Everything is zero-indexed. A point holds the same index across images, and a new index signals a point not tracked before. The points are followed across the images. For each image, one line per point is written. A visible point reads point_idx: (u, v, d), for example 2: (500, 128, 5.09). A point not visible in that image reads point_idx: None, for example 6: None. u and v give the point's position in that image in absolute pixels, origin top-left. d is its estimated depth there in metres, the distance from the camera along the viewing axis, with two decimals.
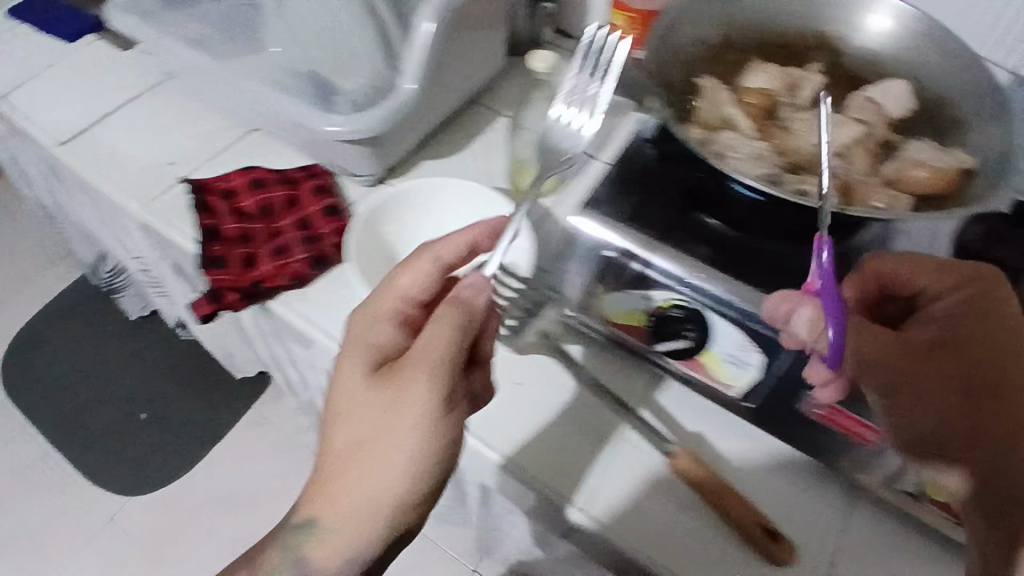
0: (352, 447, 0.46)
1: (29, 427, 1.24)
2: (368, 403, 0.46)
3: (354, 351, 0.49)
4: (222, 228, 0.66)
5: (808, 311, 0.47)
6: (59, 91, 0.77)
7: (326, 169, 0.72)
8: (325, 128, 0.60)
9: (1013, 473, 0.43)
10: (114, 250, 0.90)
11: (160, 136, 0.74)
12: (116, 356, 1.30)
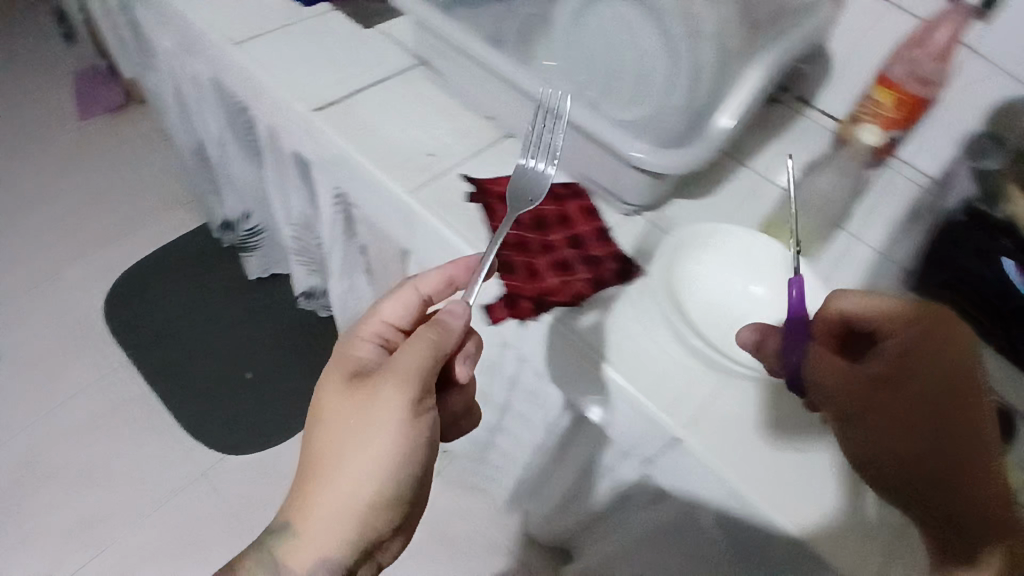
0: (319, 442, 0.60)
1: (174, 375, 1.41)
2: (333, 402, 0.60)
3: (337, 363, 0.63)
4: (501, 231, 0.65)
5: (773, 341, 0.59)
6: (320, 61, 0.84)
7: (583, 190, 0.73)
8: (630, 154, 0.61)
9: (943, 491, 0.50)
10: (319, 207, 1.04)
11: (414, 124, 0.78)
12: (245, 318, 1.48)
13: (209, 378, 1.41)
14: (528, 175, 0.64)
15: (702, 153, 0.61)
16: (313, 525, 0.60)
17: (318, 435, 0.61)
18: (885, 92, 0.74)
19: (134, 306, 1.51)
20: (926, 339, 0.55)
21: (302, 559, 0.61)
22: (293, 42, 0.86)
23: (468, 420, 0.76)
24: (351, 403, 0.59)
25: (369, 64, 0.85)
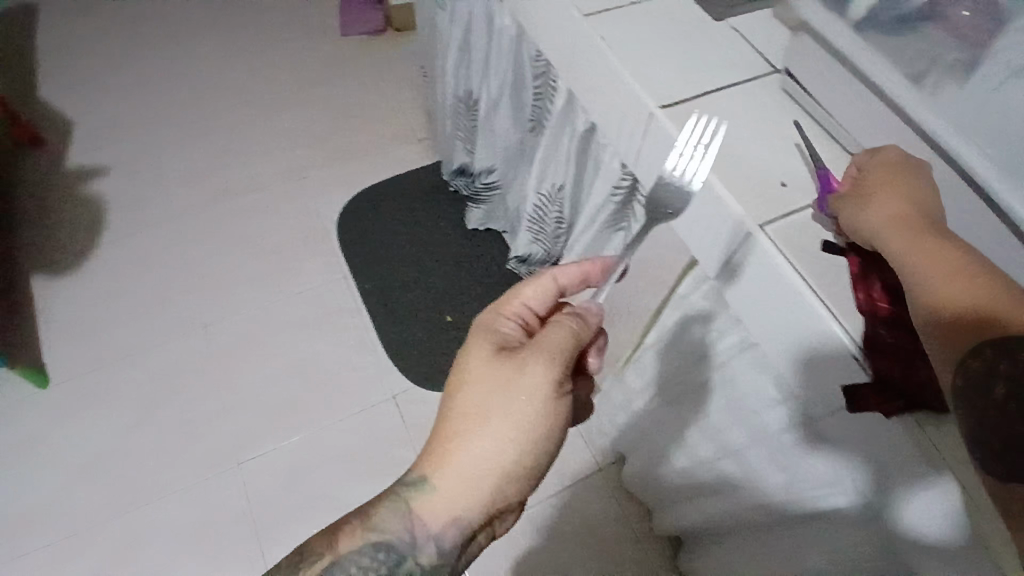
0: (470, 407, 0.61)
1: (384, 297, 1.51)
2: (491, 373, 0.62)
3: (483, 336, 0.65)
4: (879, 306, 0.58)
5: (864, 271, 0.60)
6: (670, 52, 0.80)
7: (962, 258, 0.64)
8: None
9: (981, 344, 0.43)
10: (590, 193, 1.02)
11: (766, 144, 0.72)
12: (456, 264, 1.54)
13: (416, 311, 1.48)
14: (669, 187, 0.67)
15: None
16: (452, 484, 0.62)
17: (460, 396, 0.62)
18: None
19: (363, 223, 1.63)
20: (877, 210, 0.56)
21: (437, 511, 0.62)
22: (643, 26, 0.83)
23: (584, 413, 0.79)
24: (495, 373, 0.61)
25: (716, 66, 0.80)
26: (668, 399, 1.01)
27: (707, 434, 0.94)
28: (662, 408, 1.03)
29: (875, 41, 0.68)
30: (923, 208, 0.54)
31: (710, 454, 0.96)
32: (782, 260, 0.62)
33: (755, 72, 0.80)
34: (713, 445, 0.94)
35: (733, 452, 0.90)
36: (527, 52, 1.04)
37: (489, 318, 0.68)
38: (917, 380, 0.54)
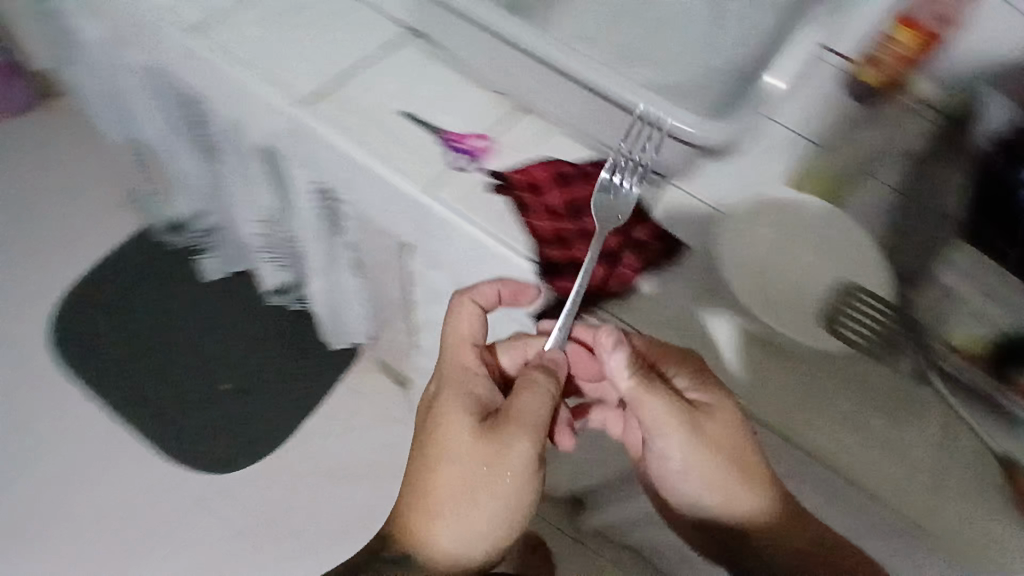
0: (456, 490, 0.62)
1: (150, 396, 1.32)
2: (475, 453, 0.61)
3: (453, 405, 0.63)
4: (542, 230, 0.61)
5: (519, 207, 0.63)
6: (289, 43, 0.73)
7: (610, 163, 0.68)
8: (675, 125, 0.57)
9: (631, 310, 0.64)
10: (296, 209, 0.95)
11: (416, 107, 0.70)
12: (215, 325, 1.37)
13: (196, 392, 1.33)
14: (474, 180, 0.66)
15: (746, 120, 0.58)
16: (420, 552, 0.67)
17: (433, 478, 0.63)
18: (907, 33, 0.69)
19: (85, 326, 1.37)
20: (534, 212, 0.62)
21: None
22: (251, 22, 0.74)
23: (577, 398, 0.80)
24: (479, 451, 0.61)
25: (345, 39, 0.74)
26: None
27: (501, 386, 0.97)
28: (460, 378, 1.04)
29: None
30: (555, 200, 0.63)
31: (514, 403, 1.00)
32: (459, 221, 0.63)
33: (388, 32, 0.75)
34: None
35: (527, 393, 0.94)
36: (159, 84, 0.90)
37: (455, 378, 0.66)
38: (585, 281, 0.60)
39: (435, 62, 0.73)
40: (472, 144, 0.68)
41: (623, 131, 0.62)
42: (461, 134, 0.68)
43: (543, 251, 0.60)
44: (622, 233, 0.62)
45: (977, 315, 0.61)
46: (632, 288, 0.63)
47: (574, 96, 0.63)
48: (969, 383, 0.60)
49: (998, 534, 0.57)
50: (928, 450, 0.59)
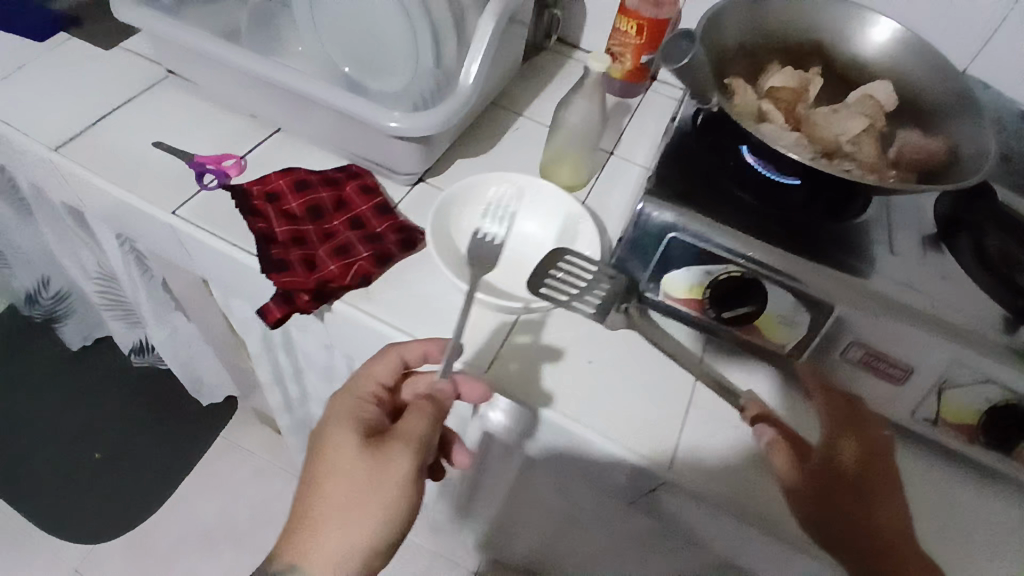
0: (332, 508, 0.51)
1: None
2: (358, 467, 0.51)
3: (343, 426, 0.54)
4: (275, 231, 0.63)
5: (255, 213, 0.64)
6: (45, 92, 0.74)
7: (362, 169, 0.71)
8: (383, 124, 0.62)
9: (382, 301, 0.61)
10: (108, 259, 0.93)
11: (173, 138, 0.72)
12: (70, 399, 1.27)
13: (48, 477, 1.20)
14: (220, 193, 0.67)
15: (449, 115, 0.62)
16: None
17: (328, 498, 0.51)
18: (629, 22, 0.81)
19: None
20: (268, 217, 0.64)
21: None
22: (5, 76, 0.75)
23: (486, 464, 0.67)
24: (365, 465, 0.51)
25: (109, 85, 0.76)
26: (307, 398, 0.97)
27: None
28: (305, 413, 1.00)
29: (202, 10, 0.71)
30: (289, 202, 0.66)
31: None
32: (200, 231, 0.63)
33: (154, 76, 0.78)
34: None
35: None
36: None
37: (351, 408, 0.56)
38: (316, 275, 0.60)
39: (200, 100, 0.76)
40: (223, 165, 0.69)
41: (359, 138, 0.67)
42: (214, 156, 0.70)
43: (271, 250, 0.61)
44: (357, 227, 0.64)
45: (703, 261, 0.59)
46: (369, 280, 0.61)
47: (302, 105, 0.67)
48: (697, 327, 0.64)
49: (751, 471, 0.59)
50: (676, 397, 0.63)
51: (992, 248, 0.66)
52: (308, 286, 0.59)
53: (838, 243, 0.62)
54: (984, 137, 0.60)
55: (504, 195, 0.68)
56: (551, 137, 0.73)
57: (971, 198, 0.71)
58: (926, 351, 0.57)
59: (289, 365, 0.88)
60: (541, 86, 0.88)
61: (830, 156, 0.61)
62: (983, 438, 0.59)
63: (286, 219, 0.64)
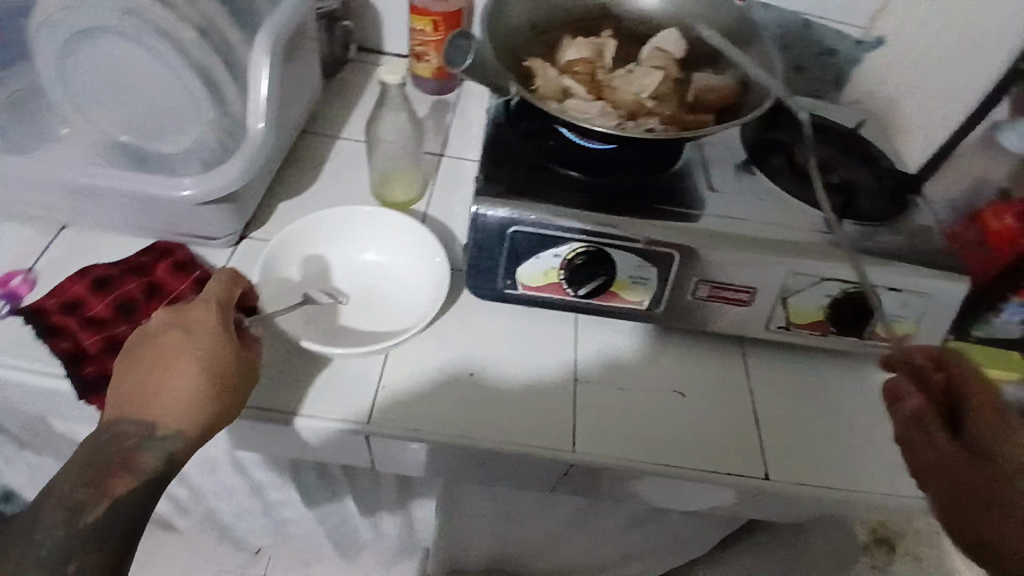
0: (180, 369, 0.47)
1: None
2: (217, 339, 0.49)
3: (202, 306, 0.50)
4: (82, 345, 0.55)
5: (52, 331, 0.56)
6: None
7: (171, 243, 0.64)
8: (176, 195, 0.57)
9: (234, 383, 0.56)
10: None
11: None
12: None
13: None
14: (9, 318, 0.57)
15: (244, 164, 0.57)
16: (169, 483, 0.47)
17: (175, 367, 0.47)
18: (421, 21, 0.77)
19: None
20: (70, 329, 0.56)
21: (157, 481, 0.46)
22: None
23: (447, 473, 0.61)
24: (223, 339, 0.49)
25: None
26: (204, 493, 0.88)
27: (244, 496, 0.86)
28: (207, 506, 0.90)
29: None
30: (91, 306, 0.58)
31: (273, 506, 0.88)
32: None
33: None
34: (260, 499, 0.86)
35: (269, 493, 0.83)
36: None
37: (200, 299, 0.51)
38: None
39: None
40: (10, 284, 0.59)
41: (154, 213, 0.60)
42: None
43: (83, 370, 0.54)
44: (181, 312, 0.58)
45: (548, 245, 0.60)
46: None
47: (81, 198, 0.59)
48: (566, 308, 0.64)
49: (645, 426, 0.61)
50: (562, 381, 0.62)
51: (801, 157, 0.72)
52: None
53: (667, 194, 0.65)
54: (765, 63, 0.65)
55: (337, 230, 0.62)
56: (375, 156, 0.69)
57: (773, 115, 0.76)
58: (767, 270, 0.62)
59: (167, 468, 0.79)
60: (352, 101, 0.82)
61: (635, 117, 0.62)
62: (834, 329, 0.65)
63: (93, 326, 0.57)
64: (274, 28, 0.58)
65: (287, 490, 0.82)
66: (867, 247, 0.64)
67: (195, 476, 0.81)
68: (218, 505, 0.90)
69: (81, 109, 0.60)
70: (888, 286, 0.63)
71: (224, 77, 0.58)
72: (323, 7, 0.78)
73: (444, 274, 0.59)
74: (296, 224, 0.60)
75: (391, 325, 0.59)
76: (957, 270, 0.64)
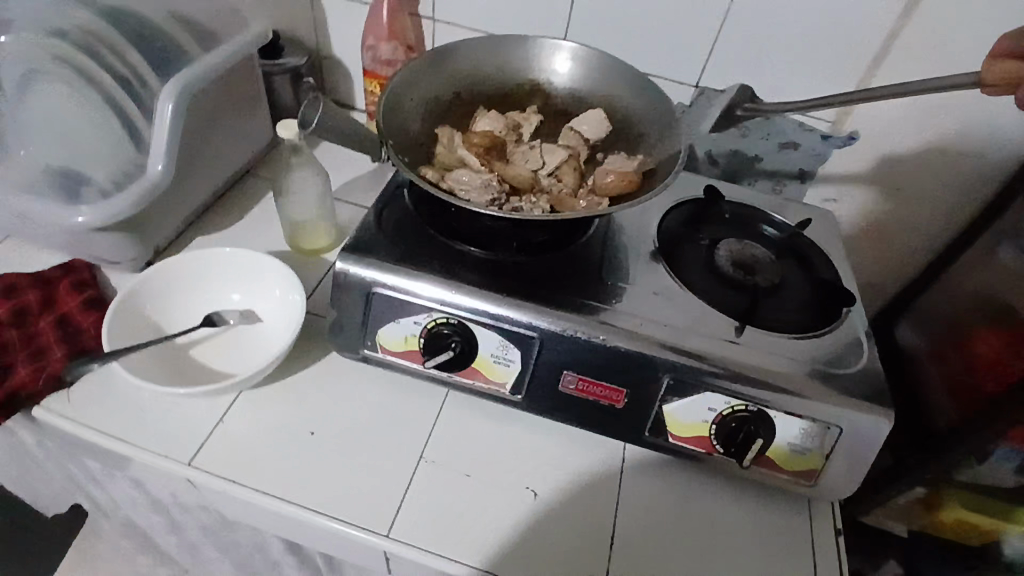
0: None
1: None
2: None
3: None
4: None
5: None
6: None
7: (85, 262, 0.68)
8: (68, 220, 0.59)
9: (85, 406, 0.58)
10: None
11: None
12: None
13: None
14: None
15: (136, 198, 0.60)
16: None
17: None
18: (372, 83, 0.84)
19: None
20: None
21: None
22: None
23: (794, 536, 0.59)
24: None
25: None
26: (114, 511, 0.88)
27: (145, 520, 0.84)
28: (120, 521, 0.90)
29: None
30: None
31: (174, 533, 0.86)
32: None
33: None
34: (159, 525, 0.84)
35: (165, 521, 0.82)
36: None
37: None
38: (1, 385, 0.56)
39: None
40: None
41: (60, 235, 0.64)
42: None
43: None
44: (59, 327, 0.61)
45: (408, 311, 0.59)
46: (63, 383, 0.58)
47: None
48: (429, 379, 0.62)
49: (483, 520, 0.56)
50: (406, 455, 0.59)
51: (722, 255, 0.68)
52: None
53: (553, 276, 0.62)
54: (668, 152, 0.63)
55: (220, 271, 0.65)
56: (286, 207, 0.71)
57: (703, 207, 0.72)
58: (637, 368, 0.57)
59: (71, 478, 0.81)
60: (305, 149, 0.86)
61: (523, 193, 0.65)
62: (720, 448, 0.58)
63: None
64: (187, 78, 0.63)
65: (179, 522, 0.80)
66: (766, 362, 0.57)
67: (99, 491, 0.81)
68: (130, 525, 0.90)
69: (27, 134, 0.65)
70: (783, 409, 0.56)
71: (140, 117, 0.62)
72: (285, 63, 0.83)
73: (296, 330, 0.60)
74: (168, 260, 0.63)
75: (243, 365, 0.61)
76: (868, 401, 0.56)
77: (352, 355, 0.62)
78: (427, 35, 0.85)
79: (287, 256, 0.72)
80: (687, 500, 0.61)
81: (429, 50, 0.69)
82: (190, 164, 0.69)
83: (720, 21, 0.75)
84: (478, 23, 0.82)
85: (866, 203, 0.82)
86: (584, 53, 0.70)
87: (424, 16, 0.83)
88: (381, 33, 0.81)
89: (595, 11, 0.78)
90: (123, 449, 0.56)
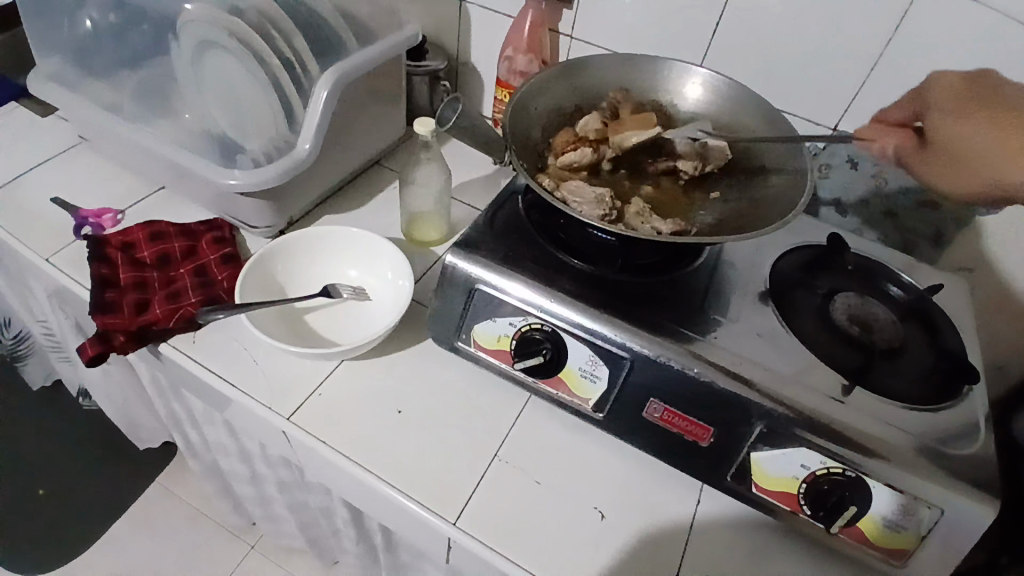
0: None
1: None
2: None
3: None
4: (117, 277, 0.68)
5: (99, 258, 0.69)
6: None
7: (226, 222, 0.76)
8: (223, 182, 0.66)
9: (206, 349, 0.64)
10: (19, 313, 0.96)
11: (69, 194, 0.78)
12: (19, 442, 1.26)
13: None
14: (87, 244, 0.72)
15: (282, 169, 0.67)
16: None
17: None
18: (502, 91, 0.88)
19: None
20: (115, 264, 0.69)
21: None
22: None
23: None
24: None
25: (32, 148, 0.83)
26: (201, 449, 0.96)
27: (229, 464, 0.91)
28: (207, 460, 0.97)
29: (93, 83, 0.77)
30: (141, 252, 0.71)
31: (250, 481, 0.92)
32: (69, 278, 0.69)
33: (70, 143, 0.85)
34: (239, 472, 0.91)
35: (246, 469, 0.88)
36: None
37: None
38: (140, 318, 0.64)
39: (104, 161, 0.83)
40: (102, 218, 0.75)
41: (211, 194, 0.72)
42: (97, 210, 0.76)
43: (106, 295, 0.66)
44: (196, 275, 0.68)
45: (506, 312, 0.60)
46: (192, 324, 0.65)
47: (167, 167, 0.73)
48: (514, 381, 0.63)
49: (544, 528, 0.56)
50: (479, 449, 0.60)
51: (838, 307, 0.63)
52: (129, 328, 0.63)
53: (653, 299, 0.62)
54: (793, 188, 0.62)
55: (341, 247, 0.70)
56: (408, 198, 0.75)
57: (824, 256, 0.68)
58: (728, 410, 0.55)
59: (176, 413, 0.89)
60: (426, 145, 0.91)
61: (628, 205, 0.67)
62: (806, 509, 0.55)
63: (131, 267, 0.69)
64: (343, 70, 0.70)
65: (258, 472, 0.86)
66: (871, 428, 0.53)
67: (196, 429, 0.88)
68: (214, 465, 0.97)
69: (194, 97, 0.72)
70: (883, 480, 0.52)
71: (296, 98, 0.69)
72: (426, 64, 0.89)
73: (402, 312, 0.63)
74: (300, 231, 0.68)
75: (347, 337, 0.65)
76: (981, 488, 0.51)
77: (447, 345, 0.65)
78: (561, 52, 0.88)
79: (401, 242, 0.77)
80: (758, 556, 0.57)
81: (561, 62, 0.72)
82: (333, 146, 0.75)
83: (870, 65, 0.72)
84: (615, 45, 0.84)
85: (1008, 281, 0.74)
86: (715, 81, 0.71)
87: (563, 33, 0.86)
88: (520, 46, 0.84)
89: (734, 43, 0.77)
90: (233, 394, 0.61)
